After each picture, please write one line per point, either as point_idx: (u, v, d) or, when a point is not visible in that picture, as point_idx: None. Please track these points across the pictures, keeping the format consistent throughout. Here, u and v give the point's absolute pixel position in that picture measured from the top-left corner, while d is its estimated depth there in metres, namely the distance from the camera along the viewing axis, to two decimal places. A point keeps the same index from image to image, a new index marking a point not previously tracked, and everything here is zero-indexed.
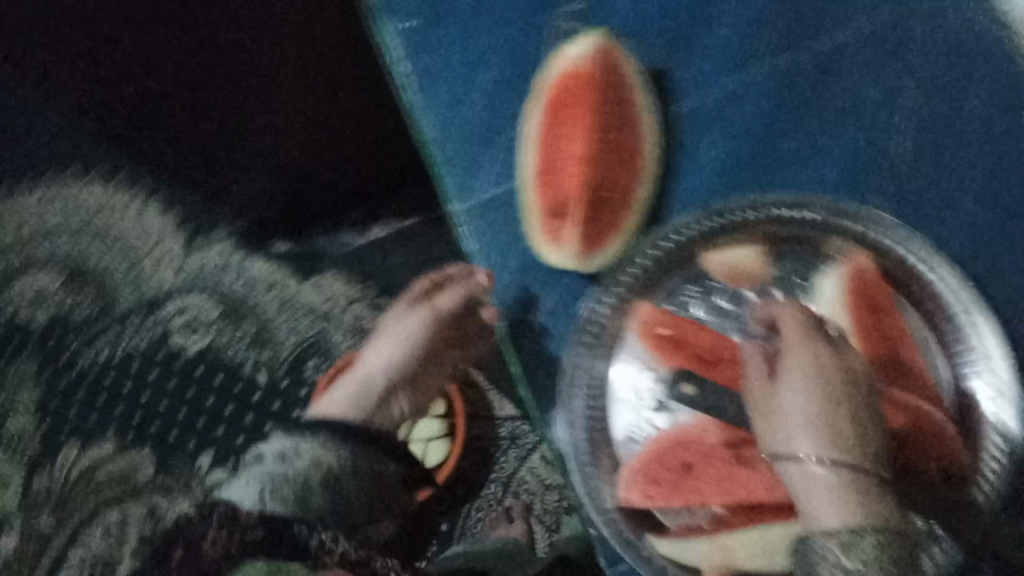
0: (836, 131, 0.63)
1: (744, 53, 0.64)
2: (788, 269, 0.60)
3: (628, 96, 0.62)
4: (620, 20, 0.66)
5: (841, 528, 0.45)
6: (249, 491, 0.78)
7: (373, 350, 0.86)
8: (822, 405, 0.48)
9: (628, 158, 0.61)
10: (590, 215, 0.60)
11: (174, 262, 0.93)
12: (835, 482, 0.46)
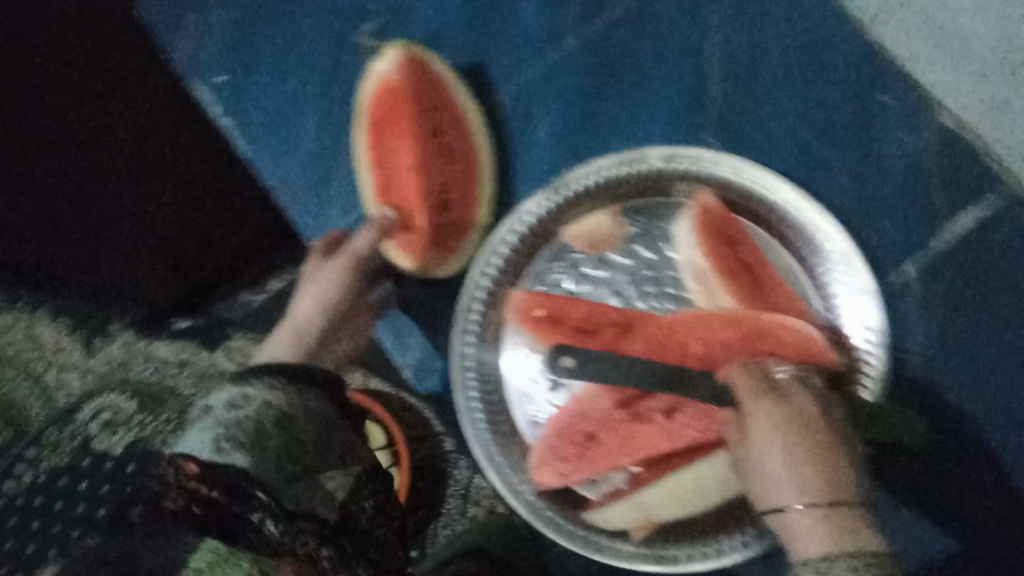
0: (651, 85, 0.64)
1: (547, 34, 0.66)
2: (644, 226, 0.62)
3: (449, 98, 0.62)
4: (423, 33, 0.68)
5: (816, 554, 0.46)
6: (199, 446, 0.50)
7: (306, 291, 0.66)
8: (782, 443, 0.49)
9: (462, 157, 0.62)
10: (435, 222, 0.62)
11: (75, 366, 0.76)
12: (810, 520, 0.47)
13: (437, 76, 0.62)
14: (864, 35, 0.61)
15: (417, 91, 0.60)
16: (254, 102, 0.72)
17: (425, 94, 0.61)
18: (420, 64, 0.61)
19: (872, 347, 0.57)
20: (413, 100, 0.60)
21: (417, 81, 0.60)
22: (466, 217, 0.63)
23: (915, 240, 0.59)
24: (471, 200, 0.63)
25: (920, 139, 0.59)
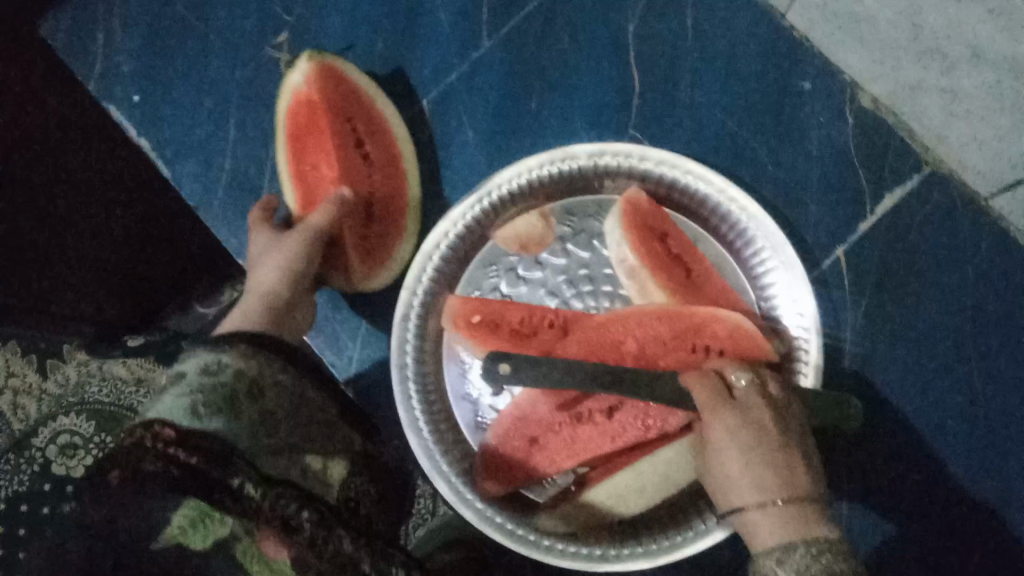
0: (575, 84, 0.64)
1: (468, 37, 0.65)
2: (574, 225, 0.62)
3: (369, 108, 0.62)
4: (341, 40, 0.66)
5: (776, 546, 0.46)
6: (176, 408, 0.48)
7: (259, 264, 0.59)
8: (732, 445, 0.50)
9: (387, 168, 0.62)
10: (361, 235, 0.62)
11: (31, 390, 0.79)
12: (767, 515, 0.48)
13: (353, 87, 0.61)
14: (782, 23, 0.61)
15: (331, 104, 0.60)
16: (169, 121, 0.69)
17: (339, 107, 0.61)
18: (334, 76, 0.60)
19: (806, 334, 0.57)
20: (328, 114, 0.60)
21: (331, 94, 0.60)
22: (395, 227, 0.62)
23: (844, 223, 0.60)
24: (399, 210, 0.62)
25: (843, 125, 0.60)
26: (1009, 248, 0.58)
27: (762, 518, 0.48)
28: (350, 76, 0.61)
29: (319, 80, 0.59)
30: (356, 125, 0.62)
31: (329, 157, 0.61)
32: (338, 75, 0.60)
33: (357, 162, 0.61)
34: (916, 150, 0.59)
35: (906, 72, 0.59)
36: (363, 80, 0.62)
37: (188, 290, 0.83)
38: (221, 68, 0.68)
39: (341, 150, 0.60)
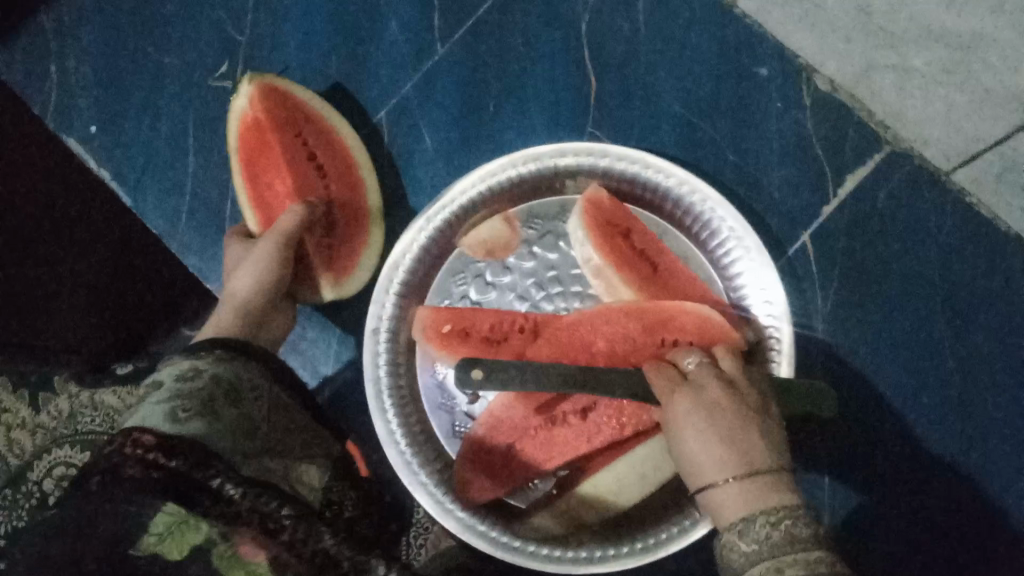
0: (531, 86, 0.64)
1: (421, 45, 0.65)
2: (540, 228, 0.62)
3: (317, 121, 0.62)
4: (294, 59, 0.66)
5: (737, 519, 0.45)
6: (151, 414, 0.46)
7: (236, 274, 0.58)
8: (691, 424, 0.48)
9: (343, 178, 0.62)
10: (325, 246, 0.61)
11: (26, 425, 0.75)
12: (727, 491, 0.46)
13: (298, 101, 0.61)
14: (733, 10, 0.61)
15: (276, 122, 0.60)
16: (127, 151, 0.69)
17: (286, 124, 0.60)
18: (275, 93, 0.60)
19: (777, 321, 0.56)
20: (275, 132, 0.60)
21: (276, 111, 0.60)
22: (359, 233, 0.62)
23: (808, 207, 0.60)
24: (361, 217, 0.62)
25: (798, 110, 0.60)
26: (974, 221, 0.58)
27: (722, 493, 0.46)
28: (292, 91, 0.61)
29: (261, 97, 0.59)
30: (306, 139, 0.61)
31: (283, 174, 0.60)
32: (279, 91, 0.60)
33: (311, 175, 0.61)
34: (874, 129, 0.59)
35: (857, 52, 0.60)
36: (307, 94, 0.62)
37: (177, 314, 0.83)
38: (173, 95, 0.68)
39: (294, 166, 0.60)
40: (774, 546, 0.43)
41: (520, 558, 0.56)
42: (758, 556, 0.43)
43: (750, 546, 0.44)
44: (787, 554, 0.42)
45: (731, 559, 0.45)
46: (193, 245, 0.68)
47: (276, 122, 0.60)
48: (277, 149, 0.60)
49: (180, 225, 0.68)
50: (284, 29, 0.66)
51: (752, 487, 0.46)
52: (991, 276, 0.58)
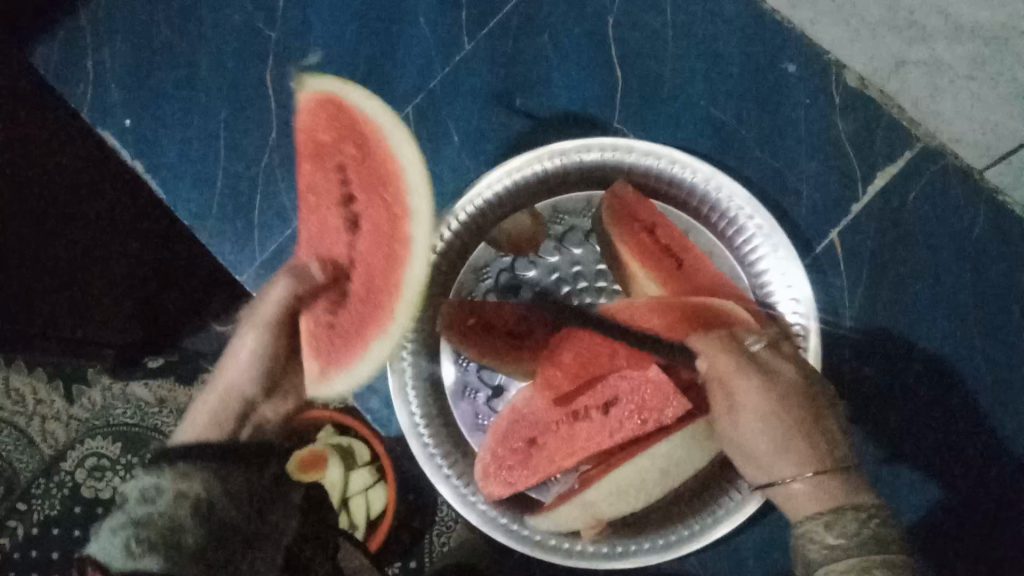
0: (558, 82, 0.64)
1: (449, 42, 0.66)
2: (565, 224, 0.62)
3: (373, 150, 0.47)
4: (323, 56, 0.67)
5: (824, 512, 0.47)
6: (112, 546, 0.48)
7: (225, 363, 0.60)
8: (773, 418, 0.51)
9: (377, 236, 0.47)
10: (336, 324, 0.51)
11: (59, 416, 0.85)
12: (808, 484, 0.49)
13: (358, 120, 0.47)
14: (763, 8, 0.61)
15: (317, 146, 0.48)
16: (158, 143, 0.70)
17: (330, 152, 0.48)
18: (331, 108, 0.47)
19: (802, 319, 0.57)
20: (310, 163, 0.49)
21: (323, 131, 0.48)
22: (377, 319, 0.48)
23: (837, 205, 0.59)
24: (387, 293, 0.48)
25: (827, 108, 0.60)
26: (1004, 223, 0.57)
27: (805, 489, 0.49)
28: (354, 108, 0.47)
29: (311, 110, 0.47)
30: (353, 168, 0.48)
31: (313, 211, 0.50)
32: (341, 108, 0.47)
33: (339, 221, 0.49)
34: (904, 127, 0.59)
35: (894, 49, 0.57)
36: (376, 108, 0.46)
37: (206, 309, 0.85)
38: (207, 90, 0.69)
39: (323, 200, 0.49)
40: (864, 541, 0.45)
41: (540, 550, 0.57)
42: (846, 549, 0.45)
43: (839, 539, 0.46)
44: (873, 555, 0.44)
45: (811, 548, 0.46)
46: (221, 234, 0.68)
47: (320, 150, 0.49)
48: (308, 179, 0.49)
49: (208, 214, 0.69)
50: (315, 26, 0.68)
51: (840, 487, 0.48)
52: (1022, 277, 0.57)
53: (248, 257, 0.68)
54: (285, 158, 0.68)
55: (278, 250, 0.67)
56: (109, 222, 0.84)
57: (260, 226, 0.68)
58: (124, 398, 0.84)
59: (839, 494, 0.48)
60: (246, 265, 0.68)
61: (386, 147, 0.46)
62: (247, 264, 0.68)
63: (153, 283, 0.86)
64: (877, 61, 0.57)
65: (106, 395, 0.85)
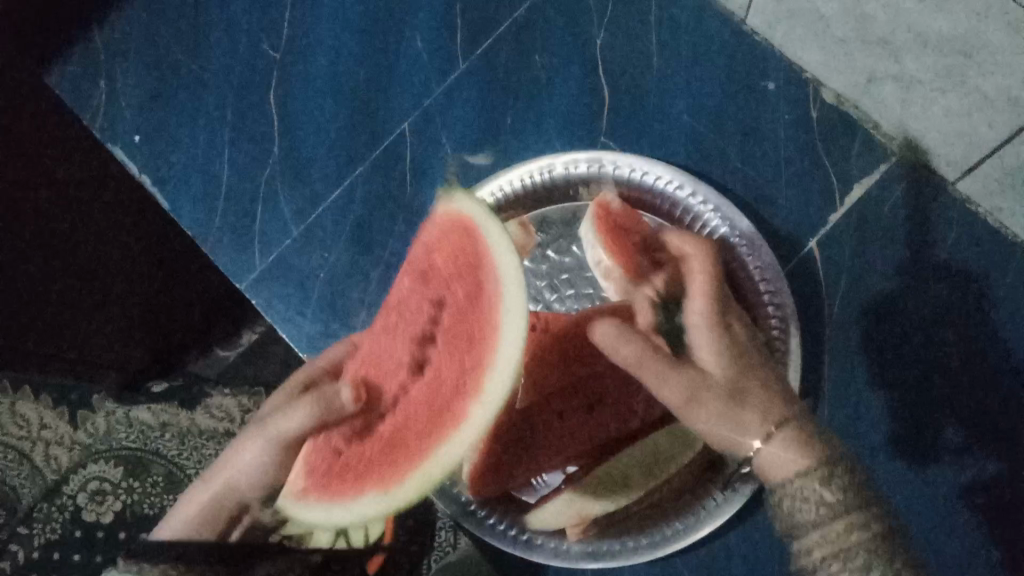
0: (547, 100, 0.67)
1: (445, 61, 0.69)
2: (554, 232, 0.64)
3: (475, 306, 0.44)
4: (326, 74, 0.70)
5: (813, 467, 0.48)
6: None
7: (226, 463, 0.55)
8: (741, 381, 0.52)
9: (436, 395, 0.44)
10: (339, 461, 0.47)
11: (63, 441, 0.84)
12: (787, 437, 0.50)
13: (477, 254, 0.44)
14: (744, 28, 0.64)
15: (428, 270, 0.47)
16: (166, 158, 0.73)
17: (437, 278, 0.47)
18: (459, 231, 0.45)
19: (781, 308, 0.58)
20: (414, 284, 0.48)
21: (441, 260, 0.46)
22: (380, 477, 0.44)
23: (815, 215, 0.62)
24: (409, 456, 0.44)
25: (806, 121, 0.62)
26: (978, 230, 0.59)
27: (783, 447, 0.50)
28: (484, 244, 0.44)
29: (443, 225, 0.45)
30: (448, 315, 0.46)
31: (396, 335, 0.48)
32: (472, 236, 0.44)
33: (403, 358, 0.47)
34: (880, 140, 0.61)
35: (860, 61, 0.63)
36: (505, 253, 0.43)
37: (206, 336, 0.92)
38: (213, 109, 0.73)
39: (405, 327, 0.47)
40: (860, 493, 0.47)
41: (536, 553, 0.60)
42: (842, 504, 0.46)
43: (831, 493, 0.47)
44: (864, 508, 0.46)
45: (806, 510, 0.47)
46: (226, 246, 0.71)
47: (428, 275, 0.47)
48: (408, 303, 0.48)
49: (214, 226, 0.72)
50: (317, 47, 0.71)
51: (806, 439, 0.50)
52: (996, 285, 0.59)
53: (251, 267, 0.70)
54: (285, 170, 0.71)
55: (280, 259, 0.70)
56: (102, 239, 0.86)
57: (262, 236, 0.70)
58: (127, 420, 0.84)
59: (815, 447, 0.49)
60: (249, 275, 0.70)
61: (494, 315, 0.43)
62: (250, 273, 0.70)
63: (153, 295, 0.90)
64: (845, 76, 0.62)
65: (112, 421, 0.84)
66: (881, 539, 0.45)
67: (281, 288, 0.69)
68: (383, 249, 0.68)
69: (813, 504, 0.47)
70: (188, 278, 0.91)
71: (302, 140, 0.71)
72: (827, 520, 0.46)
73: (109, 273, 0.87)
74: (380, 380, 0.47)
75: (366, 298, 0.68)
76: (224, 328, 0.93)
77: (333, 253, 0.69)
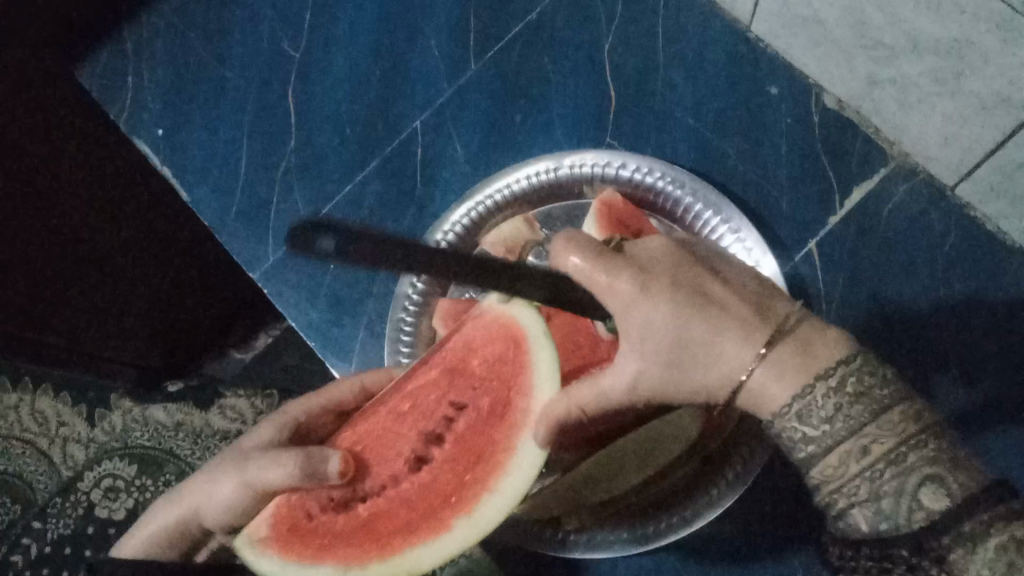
0: (555, 101, 0.69)
1: (458, 63, 0.71)
2: (557, 229, 0.65)
3: (494, 426, 0.48)
4: (343, 75, 0.73)
5: (792, 400, 0.42)
6: None
7: (196, 489, 0.53)
8: (693, 322, 0.44)
9: (429, 496, 0.49)
10: (308, 524, 0.50)
11: (81, 439, 0.96)
12: (769, 369, 0.43)
13: (522, 368, 0.48)
14: (749, 34, 0.66)
15: (461, 368, 0.50)
16: (187, 151, 0.76)
17: (469, 379, 0.50)
18: (512, 341, 0.49)
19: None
20: (443, 374, 0.51)
21: (479, 362, 0.50)
22: (350, 555, 0.48)
23: (814, 216, 0.63)
24: (383, 541, 0.48)
25: (808, 125, 0.64)
26: (976, 235, 0.60)
27: (761, 378, 0.43)
28: (530, 360, 0.48)
29: (494, 329, 0.49)
30: (464, 421, 0.49)
31: (406, 418, 0.51)
32: (519, 349, 0.48)
33: (406, 448, 0.50)
34: (880, 145, 0.62)
35: (858, 67, 0.59)
36: (546, 377, 0.47)
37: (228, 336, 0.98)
38: (235, 104, 0.76)
39: (418, 417, 0.50)
40: (850, 417, 0.40)
41: (551, 547, 0.61)
42: (832, 436, 0.40)
43: (814, 427, 0.41)
44: (863, 427, 0.40)
45: (798, 448, 0.42)
46: (239, 235, 0.73)
47: (460, 374, 0.50)
48: (428, 390, 0.51)
49: (229, 216, 0.74)
50: (335, 48, 0.74)
51: (789, 353, 0.42)
52: (990, 289, 0.60)
53: (263, 255, 0.73)
54: (301, 164, 0.73)
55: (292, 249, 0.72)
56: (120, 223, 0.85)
57: (275, 227, 0.73)
58: (150, 423, 0.95)
59: (799, 367, 0.42)
60: (260, 263, 0.73)
61: (511, 440, 0.47)
62: (261, 263, 0.73)
63: (171, 289, 0.89)
64: (851, 84, 0.61)
65: (136, 423, 0.95)
66: (885, 462, 0.39)
67: (290, 276, 0.71)
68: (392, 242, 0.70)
69: (802, 439, 0.42)
70: (200, 259, 0.90)
71: (317, 135, 0.73)
72: (821, 458, 0.41)
73: (115, 266, 0.85)
74: (380, 457, 0.51)
75: (374, 289, 0.70)
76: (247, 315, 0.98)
77: None
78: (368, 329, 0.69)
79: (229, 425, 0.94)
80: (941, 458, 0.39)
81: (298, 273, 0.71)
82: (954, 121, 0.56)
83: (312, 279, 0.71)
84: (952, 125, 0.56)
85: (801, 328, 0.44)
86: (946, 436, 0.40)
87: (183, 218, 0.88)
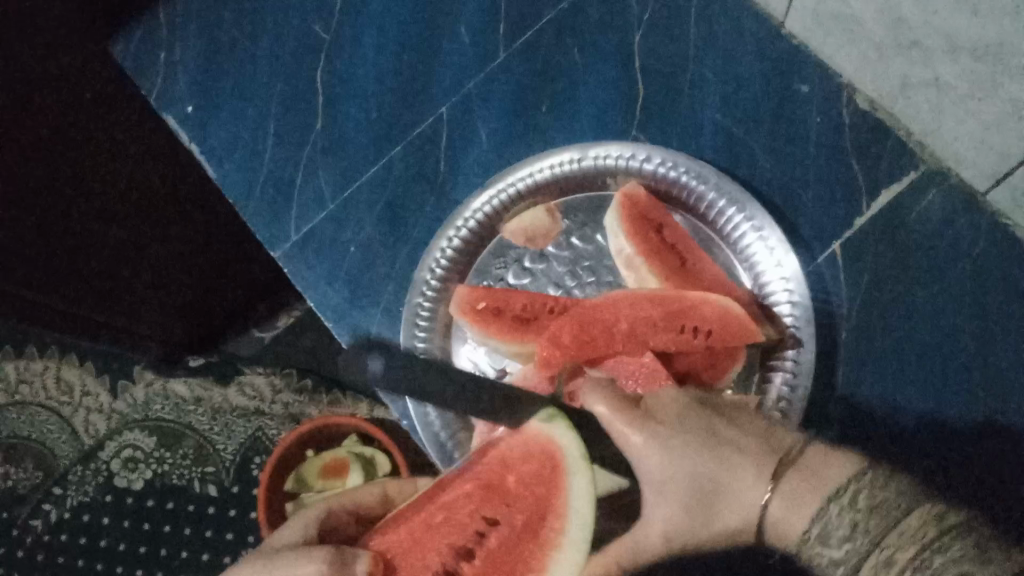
0: (583, 93, 0.69)
1: (486, 50, 0.71)
2: (579, 220, 0.65)
3: (528, 547, 0.47)
4: (372, 58, 0.74)
5: (812, 526, 0.43)
6: None
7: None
8: (715, 465, 0.48)
9: None
10: None
11: (103, 409, 0.97)
12: (782, 503, 0.45)
13: (556, 490, 0.46)
14: (782, 31, 0.65)
15: (498, 483, 0.48)
16: (216, 127, 0.77)
17: (504, 495, 0.48)
18: (549, 459, 0.46)
19: (794, 300, 0.58)
20: (477, 488, 0.48)
21: (514, 479, 0.48)
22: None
23: (839, 219, 0.62)
24: None
25: (839, 125, 0.63)
26: (1005, 241, 0.59)
27: (781, 509, 0.45)
28: (566, 483, 0.46)
29: (532, 446, 0.47)
30: (497, 538, 0.48)
31: (437, 532, 0.49)
32: (555, 474, 0.46)
33: (435, 562, 0.49)
34: (912, 147, 0.61)
35: (894, 67, 0.58)
36: (581, 501, 0.46)
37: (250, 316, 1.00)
38: (264, 83, 0.76)
39: (449, 529, 0.49)
40: (867, 529, 0.40)
41: None
42: (855, 552, 0.41)
43: (837, 548, 0.42)
44: (883, 537, 0.40)
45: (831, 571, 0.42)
46: (264, 212, 0.74)
47: (495, 487, 0.48)
48: (461, 502, 0.49)
49: (254, 193, 0.74)
50: (364, 31, 0.74)
51: (802, 485, 0.45)
52: (1017, 300, 0.59)
53: (286, 233, 0.73)
54: (327, 147, 0.73)
55: (314, 230, 0.72)
56: (148, 192, 0.84)
57: (298, 205, 0.73)
58: (168, 397, 0.97)
59: (815, 494, 0.44)
60: (282, 241, 0.73)
61: (545, 563, 0.46)
62: (284, 241, 0.73)
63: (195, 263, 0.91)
64: (885, 85, 0.60)
65: (155, 395, 0.97)
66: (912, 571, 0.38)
67: (313, 255, 0.72)
68: (412, 227, 0.70)
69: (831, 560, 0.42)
70: (225, 234, 0.91)
71: (344, 117, 0.73)
72: None
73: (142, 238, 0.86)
74: (411, 564, 0.49)
75: (393, 273, 0.70)
76: (263, 289, 0.98)
77: (364, 230, 0.71)
78: (385, 312, 0.69)
79: (246, 400, 0.95)
80: (970, 556, 0.37)
81: (319, 252, 0.72)
82: (989, 127, 0.54)
83: (333, 260, 0.71)
84: (987, 130, 0.55)
85: (808, 459, 0.47)
86: (975, 535, 0.38)
87: (205, 187, 0.88)
